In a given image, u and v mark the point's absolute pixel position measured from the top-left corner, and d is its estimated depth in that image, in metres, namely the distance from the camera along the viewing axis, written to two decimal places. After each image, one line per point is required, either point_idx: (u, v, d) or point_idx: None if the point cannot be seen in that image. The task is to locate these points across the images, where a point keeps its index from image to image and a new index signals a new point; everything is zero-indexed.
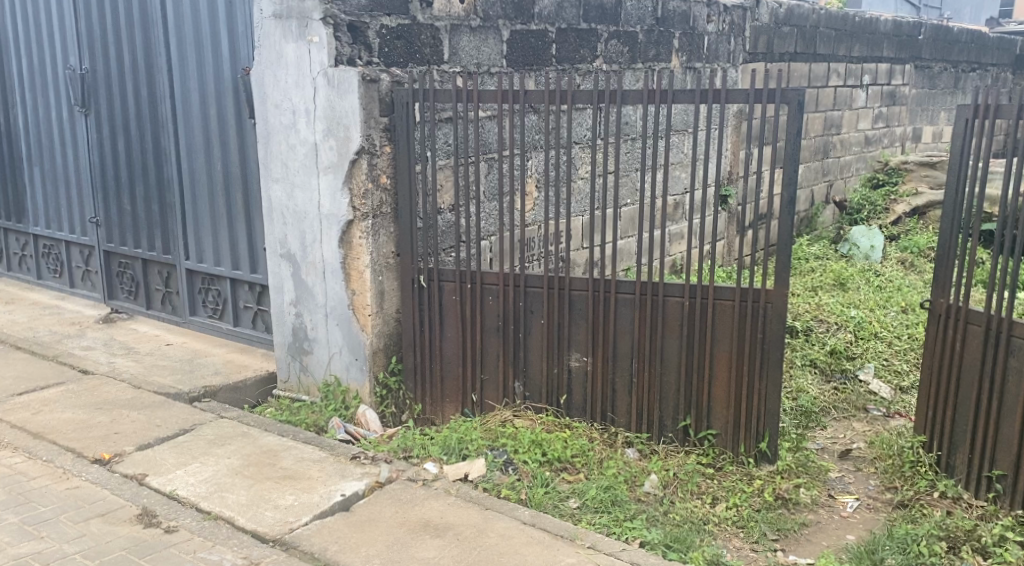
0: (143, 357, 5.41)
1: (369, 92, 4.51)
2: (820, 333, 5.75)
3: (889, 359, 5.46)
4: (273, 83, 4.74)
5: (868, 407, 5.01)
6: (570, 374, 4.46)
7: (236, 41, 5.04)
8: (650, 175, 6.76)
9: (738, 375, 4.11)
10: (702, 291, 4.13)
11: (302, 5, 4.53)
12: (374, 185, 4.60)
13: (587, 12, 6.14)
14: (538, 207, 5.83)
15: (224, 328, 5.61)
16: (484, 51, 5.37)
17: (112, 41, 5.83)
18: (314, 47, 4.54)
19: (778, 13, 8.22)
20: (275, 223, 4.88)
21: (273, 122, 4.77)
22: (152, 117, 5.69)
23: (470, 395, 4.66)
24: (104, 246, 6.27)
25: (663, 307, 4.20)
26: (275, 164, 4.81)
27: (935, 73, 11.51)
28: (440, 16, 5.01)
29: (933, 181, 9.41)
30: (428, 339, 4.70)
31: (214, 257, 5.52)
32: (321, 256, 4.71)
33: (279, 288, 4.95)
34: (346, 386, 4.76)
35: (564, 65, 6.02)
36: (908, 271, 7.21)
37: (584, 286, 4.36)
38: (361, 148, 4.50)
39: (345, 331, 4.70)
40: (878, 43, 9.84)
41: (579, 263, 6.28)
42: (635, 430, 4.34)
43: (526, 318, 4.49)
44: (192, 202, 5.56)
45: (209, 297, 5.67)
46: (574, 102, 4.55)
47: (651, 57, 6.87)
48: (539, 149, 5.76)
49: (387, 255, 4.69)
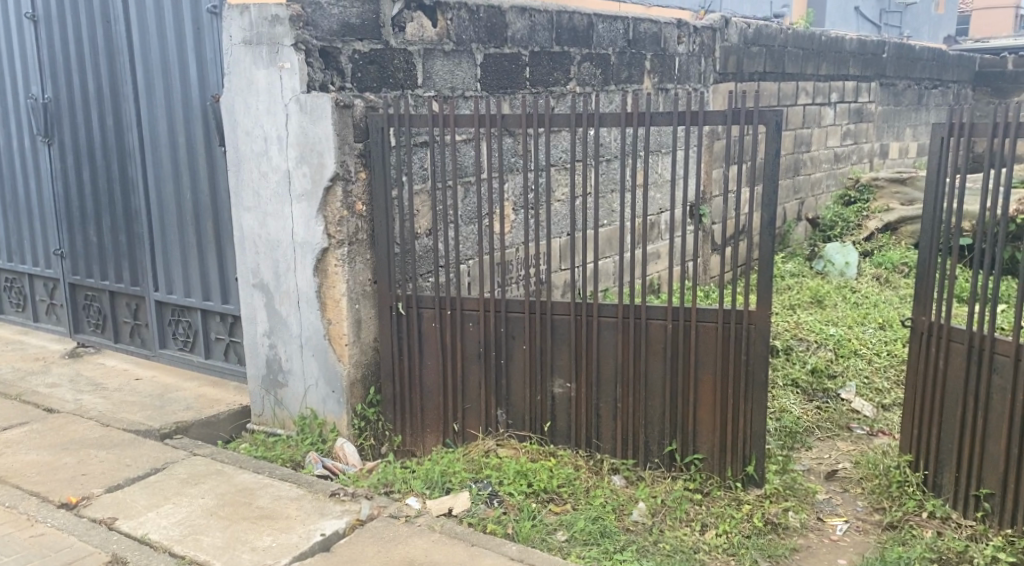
0: (112, 393, 5.27)
1: (344, 118, 4.44)
2: (801, 352, 5.67)
3: (870, 377, 5.42)
4: (243, 110, 4.65)
5: (851, 426, 4.96)
6: (554, 401, 4.37)
7: (205, 68, 4.95)
8: (626, 196, 6.75)
9: (724, 398, 4.06)
10: (685, 313, 4.08)
11: (273, 31, 4.45)
12: (349, 212, 4.52)
13: (560, 35, 6.12)
14: (517, 229, 5.78)
15: (196, 361, 5.48)
16: (458, 75, 5.32)
17: (75, 70, 5.72)
18: (285, 73, 4.47)
19: (747, 33, 8.27)
20: (248, 253, 4.77)
21: (244, 150, 4.68)
22: (120, 147, 5.57)
23: (451, 424, 4.56)
24: (69, 279, 6.12)
25: (645, 331, 4.14)
26: (247, 193, 4.71)
27: (899, 90, 11.66)
28: (413, 41, 4.98)
29: (904, 198, 9.33)
30: (407, 368, 4.59)
31: (185, 289, 5.39)
32: (296, 285, 4.61)
33: (252, 319, 4.83)
34: (323, 418, 4.63)
35: (539, 88, 5.99)
36: (884, 287, 7.20)
37: (566, 310, 4.28)
38: (336, 175, 4.43)
39: (321, 363, 4.59)
40: (844, 62, 9.94)
41: (558, 286, 6.23)
42: (620, 457, 4.26)
43: (508, 344, 4.41)
44: (161, 233, 5.43)
45: (180, 329, 5.53)
46: (551, 125, 4.49)
47: (624, 79, 6.86)
48: (516, 172, 5.71)
49: (363, 283, 4.59)
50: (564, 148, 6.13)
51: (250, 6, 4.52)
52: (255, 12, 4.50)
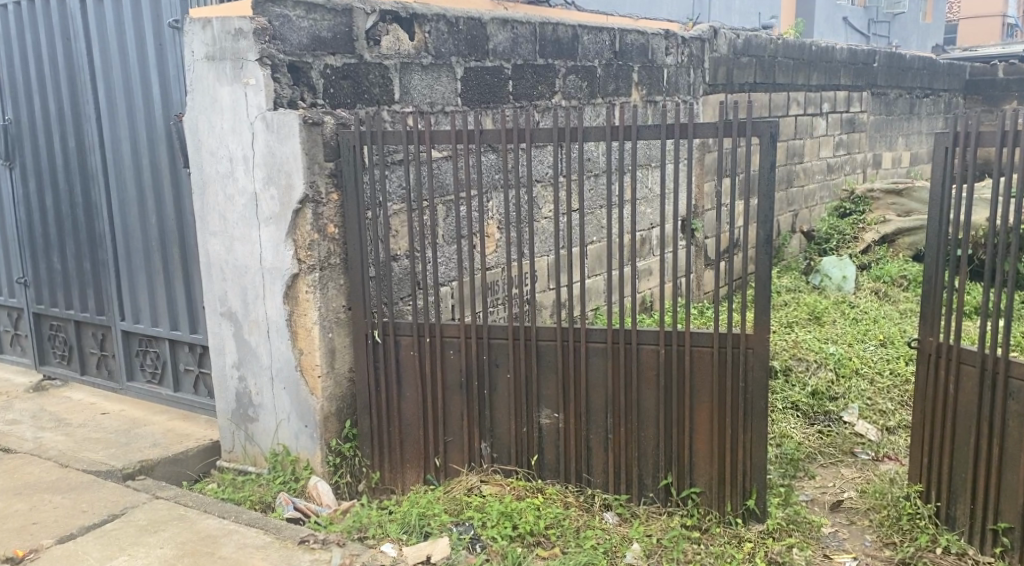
0: (75, 430, 5.00)
1: (313, 136, 4.20)
2: (800, 372, 5.38)
3: (873, 399, 5.12)
4: (207, 129, 4.39)
5: (855, 451, 4.66)
6: (541, 432, 4.10)
7: (168, 86, 4.71)
8: (614, 213, 6.52)
9: (721, 428, 3.80)
10: (678, 337, 3.82)
11: (237, 45, 4.21)
12: (320, 235, 4.27)
13: (544, 47, 5.89)
14: (500, 248, 5.53)
15: (164, 395, 5.20)
16: (437, 90, 5.09)
17: (36, 90, 5.48)
18: (250, 89, 4.23)
19: (736, 44, 8.07)
20: (214, 280, 4.50)
21: (209, 171, 4.42)
22: (82, 170, 5.32)
23: (433, 459, 4.28)
24: (34, 308, 5.85)
25: (636, 357, 3.88)
26: (213, 217, 4.45)
27: (891, 100, 11.48)
28: (388, 55, 4.75)
29: (899, 209, 9.03)
30: (383, 400, 4.30)
31: (152, 318, 5.12)
32: (265, 314, 4.34)
33: (220, 350, 4.56)
34: (296, 455, 4.36)
35: (522, 102, 5.75)
36: (883, 301, 6.93)
37: (552, 335, 4.02)
38: (305, 196, 4.18)
39: (293, 396, 4.32)
40: (835, 72, 9.76)
41: (545, 307, 5.99)
42: (613, 492, 3.99)
43: (490, 373, 4.14)
44: (127, 259, 5.17)
45: (148, 360, 5.25)
46: (533, 140, 4.24)
47: (611, 91, 6.64)
48: (499, 190, 5.47)
49: (336, 310, 4.33)
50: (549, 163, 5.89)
51: (212, 19, 4.28)
52: (218, 25, 4.26)
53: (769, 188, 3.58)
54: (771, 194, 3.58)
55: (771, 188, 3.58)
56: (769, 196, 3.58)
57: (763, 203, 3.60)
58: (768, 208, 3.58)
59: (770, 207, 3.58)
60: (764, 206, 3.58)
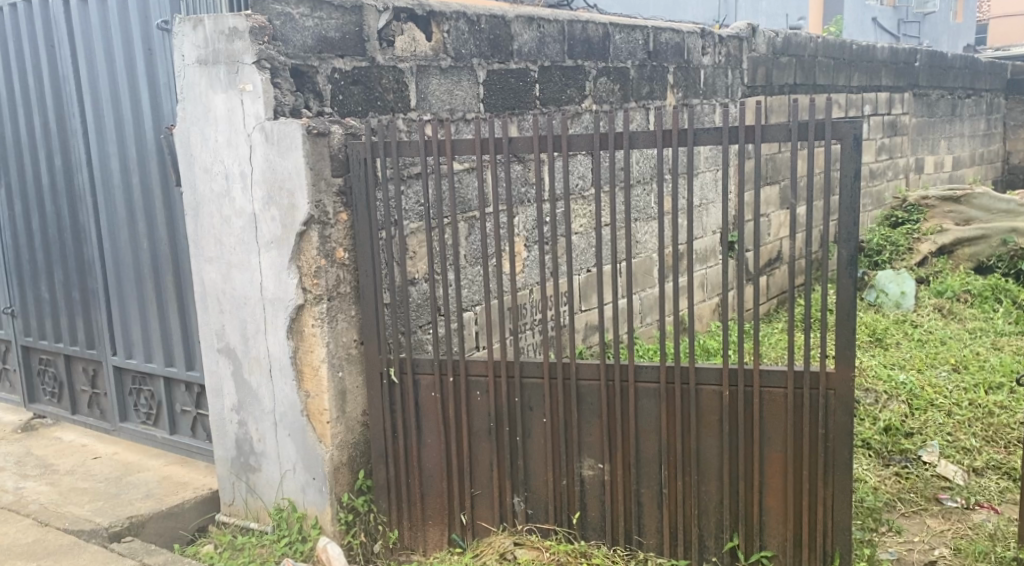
0: (62, 478, 4.52)
1: (318, 149, 3.69)
2: (869, 405, 4.70)
3: (954, 435, 4.43)
4: (200, 142, 3.89)
5: (941, 497, 4.00)
6: (583, 486, 3.54)
7: (158, 95, 4.23)
8: (649, 227, 5.99)
9: (798, 481, 3.23)
10: (745, 376, 3.25)
11: (231, 46, 3.71)
12: (328, 261, 3.75)
13: (573, 47, 5.37)
14: (529, 267, 5.02)
15: (159, 437, 4.69)
16: (458, 95, 4.57)
17: (20, 104, 5.04)
18: (247, 96, 3.72)
19: (775, 42, 7.52)
20: (211, 312, 4.00)
21: (202, 190, 3.92)
22: (70, 188, 4.86)
23: (458, 515, 3.74)
24: (22, 341, 5.38)
25: (695, 400, 3.31)
26: (207, 241, 3.95)
27: (933, 101, 10.87)
28: (404, 57, 4.25)
29: (958, 217, 8.34)
30: (402, 448, 3.77)
31: (145, 353, 4.63)
32: (267, 350, 3.83)
33: (218, 390, 4.04)
34: (303, 511, 3.84)
35: (551, 108, 5.22)
36: (949, 319, 6.31)
37: (594, 373, 3.46)
38: (310, 217, 3.67)
39: (298, 444, 3.80)
40: (876, 73, 9.22)
41: (579, 329, 5.46)
42: (669, 556, 3.43)
43: (523, 417, 3.59)
44: (117, 288, 4.69)
45: (142, 399, 4.75)
46: (571, 149, 3.60)
47: (645, 95, 6.11)
48: (526, 204, 4.96)
49: (347, 345, 3.81)
50: (582, 174, 5.38)
51: (204, 18, 3.79)
52: (210, 25, 3.78)
53: (851, 200, 3.02)
54: (854, 208, 3.02)
55: (853, 202, 3.02)
56: (853, 209, 3.02)
57: (845, 218, 3.03)
58: (851, 224, 3.02)
59: (854, 223, 3.02)
60: (847, 222, 3.03)
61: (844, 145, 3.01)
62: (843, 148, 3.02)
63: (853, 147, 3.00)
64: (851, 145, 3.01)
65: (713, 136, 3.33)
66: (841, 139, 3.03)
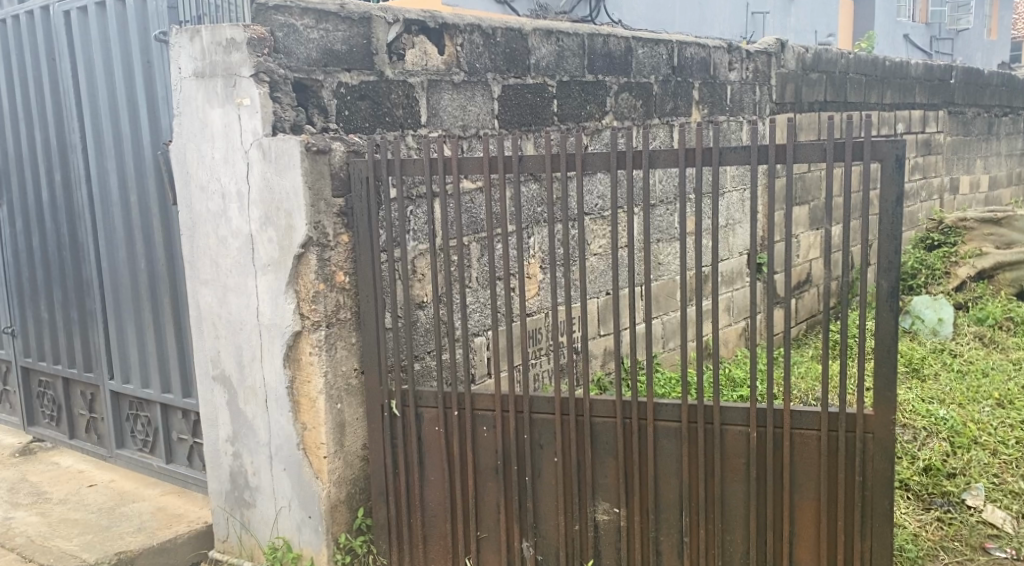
0: (53, 508, 4.32)
1: (318, 167, 3.48)
2: (907, 443, 4.40)
3: (1000, 478, 4.12)
4: (196, 159, 3.70)
5: (988, 547, 3.70)
6: (597, 531, 3.29)
7: (157, 110, 4.07)
8: (673, 248, 5.74)
9: (831, 532, 2.96)
10: (774, 416, 2.99)
11: (229, 58, 3.52)
12: (327, 286, 3.53)
13: (593, 61, 5.14)
14: (543, 290, 4.80)
15: (155, 466, 4.49)
16: (471, 110, 4.36)
17: (21, 119, 4.89)
18: (244, 111, 3.52)
19: (805, 58, 7.26)
20: (206, 338, 3.80)
21: (198, 209, 3.73)
22: (69, 206, 4.70)
23: (463, 560, 3.50)
24: (22, 362, 5.22)
25: (719, 440, 3.05)
26: (203, 263, 3.75)
27: (969, 119, 10.55)
28: (414, 71, 4.04)
29: (999, 240, 8.00)
30: (404, 485, 3.54)
31: (141, 378, 4.44)
32: (263, 380, 3.62)
33: (212, 421, 3.84)
34: (298, 551, 3.62)
35: (569, 124, 5.00)
36: (991, 349, 5.99)
37: (610, 410, 3.21)
38: (308, 239, 3.46)
39: (294, 480, 3.58)
40: (909, 90, 8.93)
41: (596, 355, 5.22)
42: None
43: (533, 455, 3.35)
44: (115, 309, 4.51)
45: (139, 426, 4.56)
46: (587, 169, 3.35)
47: (668, 111, 5.87)
48: (541, 225, 4.74)
49: (347, 375, 3.59)
50: (601, 193, 5.16)
51: (202, 29, 3.61)
52: (207, 36, 3.59)
53: (893, 227, 2.77)
54: (895, 235, 2.77)
55: (895, 228, 2.77)
56: (894, 237, 2.77)
57: (885, 247, 2.79)
58: (893, 253, 2.77)
59: (895, 252, 2.77)
60: (887, 250, 2.78)
61: (884, 167, 2.76)
62: (883, 169, 2.77)
63: (895, 168, 2.75)
64: (892, 166, 2.75)
65: (740, 155, 3.09)
66: (881, 160, 2.78)
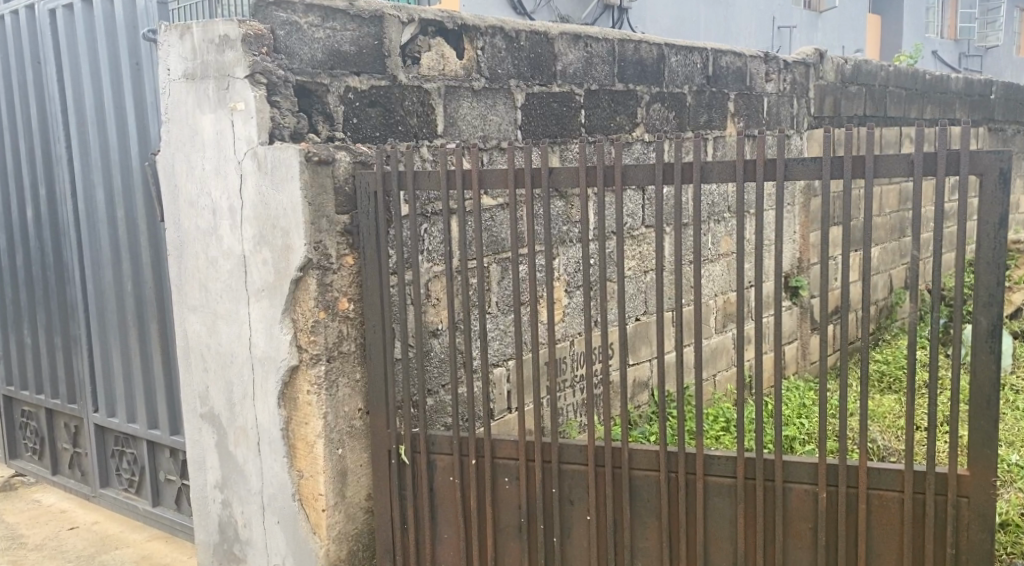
0: (27, 554, 3.91)
1: (320, 180, 3.07)
2: None
3: None
4: (185, 171, 3.31)
5: None
6: None
7: (145, 118, 3.68)
8: (707, 269, 5.29)
9: None
10: (847, 475, 2.55)
11: (221, 58, 3.12)
12: (329, 314, 3.11)
13: (624, 68, 4.72)
14: (569, 316, 4.36)
15: (141, 509, 4.07)
16: (492, 120, 3.95)
17: (5, 128, 4.51)
18: (238, 117, 3.12)
19: (844, 70, 6.82)
20: (194, 370, 3.40)
21: (187, 226, 3.34)
22: (53, 222, 4.31)
23: None
24: (3, 391, 4.82)
25: (782, 501, 2.61)
26: (192, 287, 3.35)
27: (1009, 136, 10.05)
28: (430, 76, 3.63)
29: None
30: (414, 544, 3.11)
31: (127, 412, 4.04)
32: (256, 420, 3.21)
33: (201, 464, 3.43)
34: None
35: (597, 136, 4.57)
36: None
37: (651, 462, 2.77)
38: (307, 262, 3.05)
39: (290, 533, 3.16)
40: (949, 105, 8.46)
41: (625, 387, 4.77)
42: None
43: (562, 512, 2.91)
44: (100, 335, 4.11)
45: (124, 464, 4.16)
46: (626, 182, 2.90)
47: (702, 124, 5.43)
48: (567, 245, 4.31)
49: (350, 416, 3.17)
50: (631, 211, 4.73)
51: (193, 25, 3.21)
52: (199, 33, 3.19)
53: (994, 255, 2.34)
54: (998, 264, 2.33)
55: (997, 256, 2.33)
56: (995, 266, 2.33)
57: (985, 277, 2.35)
58: (994, 284, 2.34)
59: (998, 283, 2.34)
60: (988, 280, 2.35)
61: (985, 182, 2.33)
62: (984, 187, 2.34)
63: (1000, 184, 2.32)
64: (995, 181, 2.32)
65: (808, 169, 2.65)
66: (981, 175, 2.35)
